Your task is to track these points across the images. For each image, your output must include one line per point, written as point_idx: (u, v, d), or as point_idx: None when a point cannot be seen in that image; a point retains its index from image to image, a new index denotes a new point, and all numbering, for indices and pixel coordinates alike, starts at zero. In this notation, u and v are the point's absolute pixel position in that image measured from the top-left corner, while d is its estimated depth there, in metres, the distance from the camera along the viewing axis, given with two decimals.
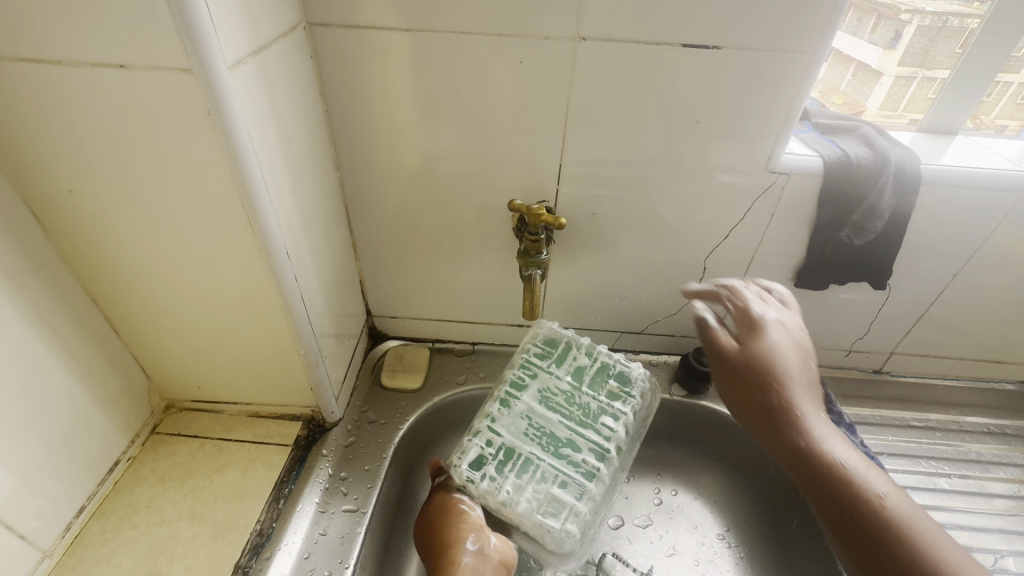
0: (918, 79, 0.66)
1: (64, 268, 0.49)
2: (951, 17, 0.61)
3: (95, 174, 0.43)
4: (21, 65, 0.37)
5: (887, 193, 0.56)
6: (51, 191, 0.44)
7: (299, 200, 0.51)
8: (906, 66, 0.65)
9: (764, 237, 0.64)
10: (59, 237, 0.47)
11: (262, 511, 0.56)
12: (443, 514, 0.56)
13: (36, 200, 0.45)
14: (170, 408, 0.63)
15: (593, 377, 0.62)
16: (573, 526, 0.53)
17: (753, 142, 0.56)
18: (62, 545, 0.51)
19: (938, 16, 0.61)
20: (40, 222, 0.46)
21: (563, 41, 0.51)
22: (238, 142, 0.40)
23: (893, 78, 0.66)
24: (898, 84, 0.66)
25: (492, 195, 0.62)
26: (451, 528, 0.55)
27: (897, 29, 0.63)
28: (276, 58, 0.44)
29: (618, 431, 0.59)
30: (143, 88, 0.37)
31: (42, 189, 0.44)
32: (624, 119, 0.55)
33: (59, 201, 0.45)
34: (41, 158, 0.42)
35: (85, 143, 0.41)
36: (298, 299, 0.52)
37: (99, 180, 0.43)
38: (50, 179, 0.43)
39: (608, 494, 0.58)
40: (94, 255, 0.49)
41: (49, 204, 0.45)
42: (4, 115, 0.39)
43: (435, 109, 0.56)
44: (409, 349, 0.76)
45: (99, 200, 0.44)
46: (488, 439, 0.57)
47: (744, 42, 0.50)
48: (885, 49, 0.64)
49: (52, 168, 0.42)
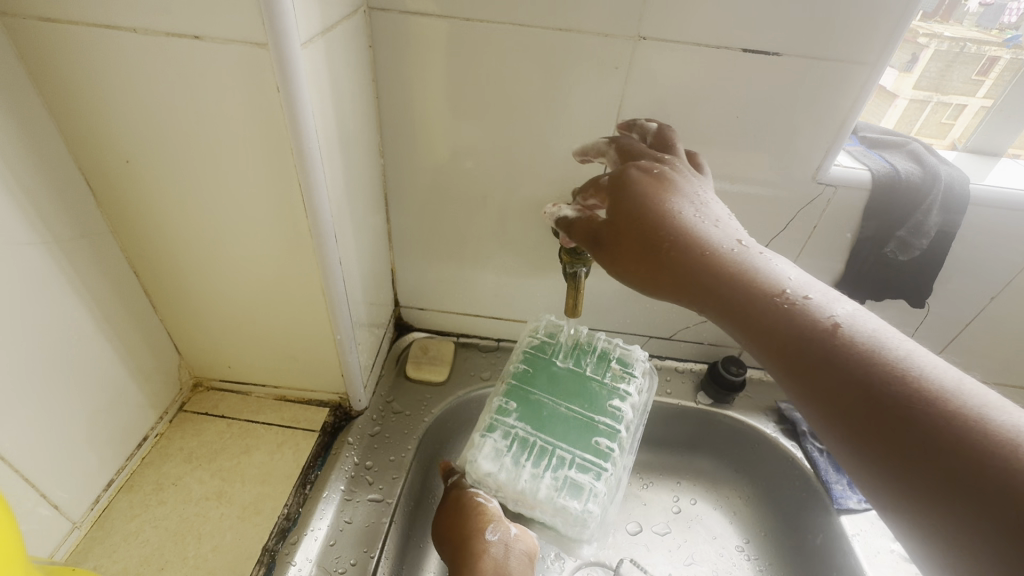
0: (932, 103, 0.67)
1: (111, 239, 0.49)
2: (969, 44, 0.62)
3: (153, 145, 0.43)
4: (95, 32, 0.37)
5: (935, 210, 0.56)
6: (107, 161, 0.44)
7: (348, 184, 0.51)
8: (921, 89, 0.66)
9: (804, 249, 0.63)
10: (108, 208, 0.47)
11: (289, 495, 0.55)
12: (459, 506, 0.55)
13: (92, 169, 0.45)
14: (197, 386, 0.63)
15: (596, 363, 0.63)
16: (595, 507, 0.52)
17: (802, 152, 0.56)
18: (91, 517, 0.50)
19: (956, 42, 0.62)
20: (92, 191, 0.46)
21: (621, 40, 0.51)
22: (302, 121, 0.40)
23: (908, 100, 0.67)
24: (913, 106, 0.67)
25: (533, 191, 0.62)
26: (469, 520, 0.54)
27: (914, 52, 0.64)
28: (338, 40, 0.44)
29: (627, 412, 0.59)
30: (214, 62, 0.37)
31: (99, 159, 0.44)
32: (675, 121, 0.55)
33: (115, 171, 0.45)
34: (102, 126, 0.42)
35: (146, 113, 0.41)
36: (339, 283, 0.52)
37: (155, 152, 0.43)
38: (108, 149, 0.43)
39: (624, 480, 0.57)
40: (140, 227, 0.48)
41: (104, 173, 0.45)
42: (72, 81, 0.39)
43: (485, 100, 0.56)
44: (434, 342, 0.76)
45: (154, 172, 0.44)
46: (502, 432, 0.57)
47: (805, 51, 0.50)
48: (901, 71, 0.65)
49: (111, 137, 0.42)
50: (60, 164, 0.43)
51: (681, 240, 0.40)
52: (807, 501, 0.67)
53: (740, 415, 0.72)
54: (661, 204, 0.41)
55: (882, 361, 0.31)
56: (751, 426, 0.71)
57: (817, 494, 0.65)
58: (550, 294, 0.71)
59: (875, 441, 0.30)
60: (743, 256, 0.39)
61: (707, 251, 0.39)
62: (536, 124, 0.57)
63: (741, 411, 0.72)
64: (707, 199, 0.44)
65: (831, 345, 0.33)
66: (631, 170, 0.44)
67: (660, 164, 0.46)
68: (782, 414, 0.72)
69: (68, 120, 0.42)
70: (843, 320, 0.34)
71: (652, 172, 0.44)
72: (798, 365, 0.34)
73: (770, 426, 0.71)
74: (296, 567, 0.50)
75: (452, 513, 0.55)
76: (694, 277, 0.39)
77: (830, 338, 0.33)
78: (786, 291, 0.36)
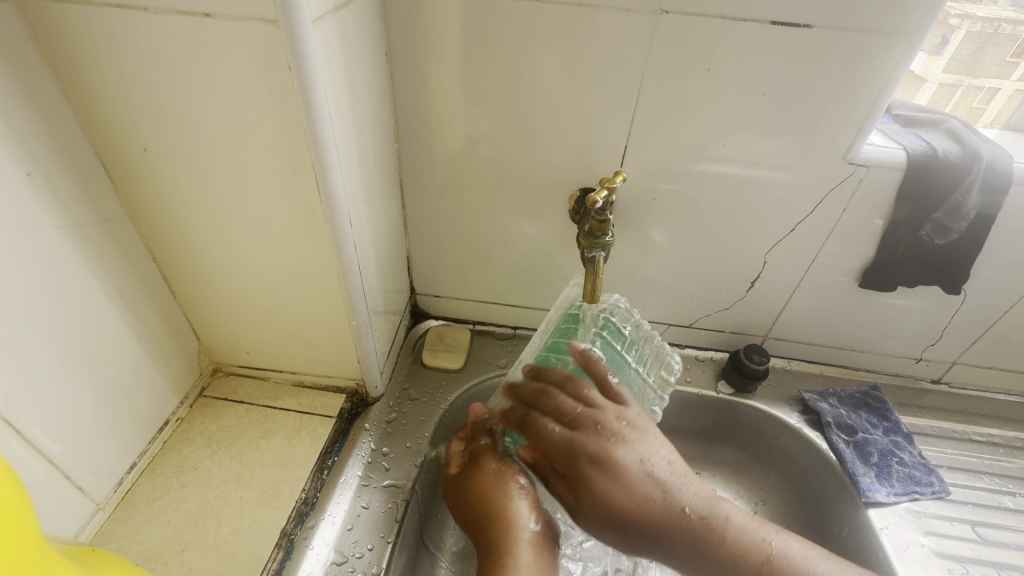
0: (963, 87, 0.63)
1: (131, 227, 0.49)
2: (1003, 24, 0.60)
3: (168, 131, 0.42)
4: (110, 12, 0.37)
5: (974, 191, 0.54)
6: (124, 146, 0.44)
7: (362, 168, 0.50)
8: (951, 73, 0.62)
9: (832, 234, 0.61)
10: (126, 193, 0.47)
11: (306, 480, 0.55)
12: (499, 484, 0.53)
13: (109, 155, 0.45)
14: (216, 372, 0.64)
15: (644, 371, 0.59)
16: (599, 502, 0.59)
17: (832, 131, 0.53)
18: (115, 499, 0.51)
19: (988, 23, 0.60)
20: (111, 178, 0.46)
21: (644, 14, 0.49)
22: (315, 101, 0.39)
23: (936, 85, 0.64)
24: (943, 90, 0.64)
25: (549, 174, 0.60)
26: (506, 501, 0.52)
27: (945, 34, 0.60)
28: (351, 18, 0.43)
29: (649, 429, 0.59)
30: (224, 39, 0.37)
31: (116, 145, 0.44)
32: (698, 100, 0.53)
33: (133, 158, 0.45)
34: (120, 114, 0.42)
35: (161, 99, 0.41)
36: (355, 267, 0.51)
37: (171, 137, 0.43)
38: (125, 135, 0.43)
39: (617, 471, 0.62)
40: (158, 214, 0.49)
41: (121, 159, 0.45)
42: (88, 65, 0.40)
43: (500, 80, 0.54)
44: (450, 329, 0.75)
45: (172, 160, 0.44)
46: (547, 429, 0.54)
47: (836, 22, 0.47)
48: (930, 54, 0.61)
49: (129, 123, 0.43)
50: (76, 148, 0.43)
51: (608, 520, 0.51)
52: (832, 493, 0.65)
53: (763, 405, 0.70)
54: (584, 452, 0.51)
55: (681, 527, 0.49)
56: (772, 415, 0.69)
57: (843, 484, 0.64)
58: (566, 281, 0.70)
59: (695, 559, 0.49)
60: (640, 509, 0.50)
61: (638, 501, 0.50)
62: (553, 104, 0.55)
63: (764, 400, 0.71)
64: (652, 456, 0.52)
65: (670, 528, 0.50)
66: (583, 464, 0.51)
67: (597, 421, 0.52)
68: (805, 404, 0.70)
69: (84, 105, 0.42)
70: (693, 505, 0.50)
71: (594, 421, 0.52)
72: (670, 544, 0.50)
73: (795, 417, 0.69)
74: (315, 551, 0.50)
75: (491, 488, 0.53)
76: (609, 518, 0.50)
77: (683, 527, 0.49)
78: (666, 506, 0.50)
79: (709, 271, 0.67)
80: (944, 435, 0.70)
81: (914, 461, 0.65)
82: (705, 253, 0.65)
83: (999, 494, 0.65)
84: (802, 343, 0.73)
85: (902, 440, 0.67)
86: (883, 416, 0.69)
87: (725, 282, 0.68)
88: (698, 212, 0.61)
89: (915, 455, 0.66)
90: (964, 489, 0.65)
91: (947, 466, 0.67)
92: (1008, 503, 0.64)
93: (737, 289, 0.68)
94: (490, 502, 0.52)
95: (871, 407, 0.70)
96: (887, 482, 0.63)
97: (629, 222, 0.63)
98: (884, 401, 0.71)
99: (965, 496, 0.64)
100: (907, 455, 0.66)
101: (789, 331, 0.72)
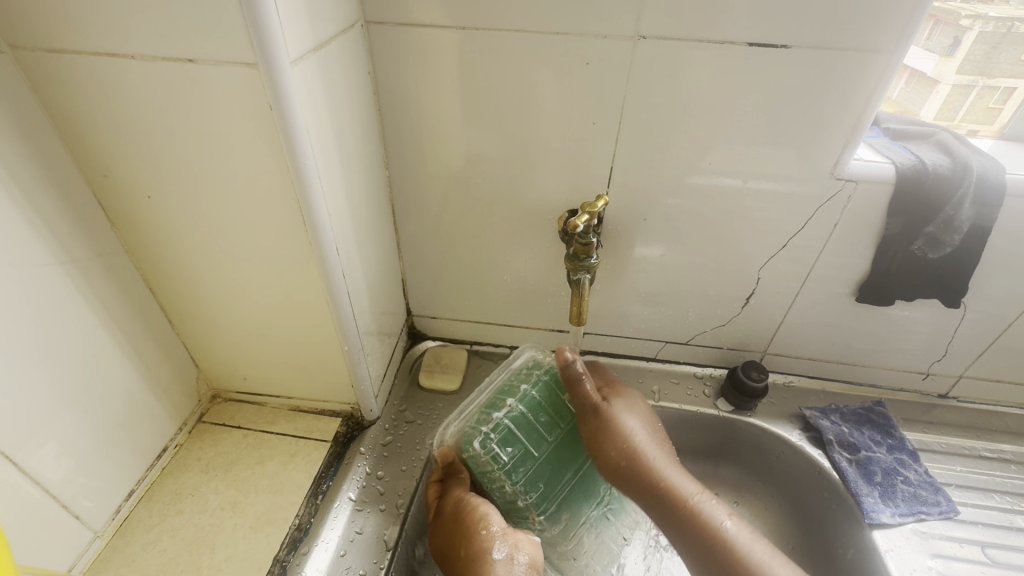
0: (978, 87, 0.62)
1: (135, 270, 0.52)
2: (1018, 23, 0.58)
3: (167, 176, 0.44)
4: (100, 60, 0.38)
5: (966, 203, 0.53)
6: (131, 196, 0.46)
7: (350, 197, 0.51)
8: (965, 74, 0.61)
9: (824, 250, 0.60)
10: (130, 235, 0.49)
11: (301, 505, 0.56)
12: (457, 515, 0.54)
13: (116, 204, 0.47)
14: (216, 398, 0.65)
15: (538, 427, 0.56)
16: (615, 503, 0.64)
17: (818, 145, 0.53)
18: (112, 526, 0.52)
19: (1002, 22, 0.58)
20: (117, 225, 0.49)
21: (623, 40, 0.49)
22: (297, 136, 0.40)
23: (951, 86, 0.63)
24: (957, 91, 0.63)
25: (538, 196, 0.61)
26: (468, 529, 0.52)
27: (955, 35, 0.60)
28: (333, 55, 0.45)
29: None
30: (210, 83, 0.38)
31: (123, 195, 0.46)
32: (680, 120, 0.53)
33: (138, 206, 0.47)
34: (127, 167, 0.44)
35: (160, 148, 0.43)
36: (344, 294, 0.52)
37: (172, 183, 0.45)
38: (132, 186, 0.46)
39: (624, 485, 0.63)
40: (159, 253, 0.51)
41: (120, 200, 0.47)
42: (89, 117, 0.42)
43: (481, 107, 0.55)
44: (446, 350, 0.76)
45: (173, 206, 0.46)
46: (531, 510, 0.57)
47: (813, 42, 0.48)
48: (941, 56, 0.61)
49: (135, 174, 0.45)
50: (75, 188, 0.45)
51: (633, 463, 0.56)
52: (836, 513, 0.63)
53: (762, 422, 0.69)
54: (623, 409, 0.58)
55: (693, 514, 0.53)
56: (775, 433, 0.68)
57: (847, 504, 0.62)
58: (559, 300, 0.70)
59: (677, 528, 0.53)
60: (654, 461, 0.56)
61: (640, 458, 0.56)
62: (539, 127, 0.56)
63: (765, 417, 0.70)
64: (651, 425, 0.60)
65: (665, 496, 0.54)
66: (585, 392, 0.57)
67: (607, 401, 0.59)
68: (807, 421, 0.69)
69: (85, 152, 0.44)
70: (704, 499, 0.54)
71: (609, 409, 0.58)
72: (666, 509, 0.54)
73: (796, 434, 0.68)
74: None
75: (460, 514, 0.54)
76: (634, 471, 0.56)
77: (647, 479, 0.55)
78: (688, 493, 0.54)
79: (703, 288, 0.66)
80: (952, 452, 0.68)
81: (919, 480, 0.63)
82: (698, 270, 0.65)
83: (1011, 513, 0.63)
84: (802, 358, 0.72)
85: (908, 457, 0.65)
86: (888, 432, 0.67)
87: (720, 298, 0.67)
88: (688, 230, 0.61)
89: (921, 473, 0.64)
90: (973, 509, 0.63)
91: (956, 484, 0.65)
92: (1020, 524, 0.62)
93: (733, 306, 0.68)
94: (467, 505, 0.54)
95: (875, 424, 0.68)
96: (891, 502, 0.61)
97: (619, 241, 0.64)
98: (889, 417, 0.69)
99: (975, 516, 0.62)
100: (913, 474, 0.64)
101: (788, 347, 0.71)
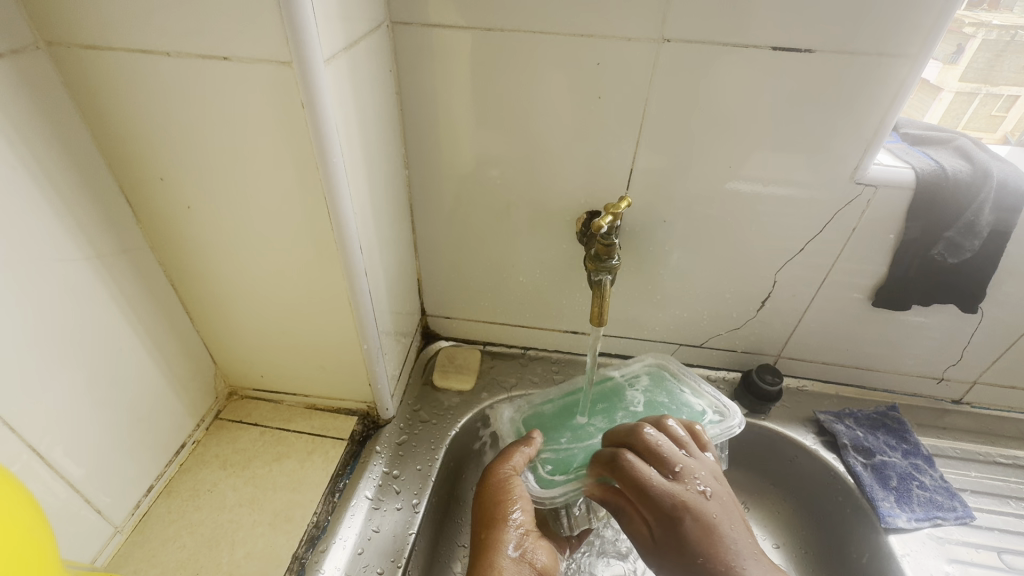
0: (981, 95, 0.63)
1: (165, 276, 0.53)
2: (1020, 32, 0.59)
3: (208, 190, 0.46)
4: (135, 58, 0.39)
5: (987, 209, 0.53)
6: (171, 210, 0.48)
7: (373, 196, 0.52)
8: (968, 81, 0.61)
9: (843, 253, 0.60)
10: (166, 244, 0.51)
11: (318, 503, 0.56)
12: (491, 497, 0.54)
13: (156, 218, 0.49)
14: (232, 395, 0.65)
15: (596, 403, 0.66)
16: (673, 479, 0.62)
17: (840, 150, 0.53)
18: (132, 522, 0.52)
19: (1005, 31, 0.59)
20: (154, 237, 0.50)
21: (646, 42, 0.50)
22: (327, 134, 0.40)
23: (954, 93, 0.63)
24: (960, 99, 0.63)
25: (557, 197, 0.61)
26: (495, 513, 0.52)
27: (959, 43, 0.59)
28: (361, 54, 0.45)
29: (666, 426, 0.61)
30: (244, 81, 0.38)
31: (164, 209, 0.48)
32: (702, 123, 0.54)
33: (179, 220, 0.48)
34: (169, 182, 0.46)
35: (199, 159, 0.44)
36: (365, 292, 0.52)
37: (208, 192, 0.46)
38: (171, 198, 0.47)
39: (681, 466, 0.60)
40: (193, 262, 0.52)
41: (156, 207, 0.48)
42: (126, 122, 0.42)
43: (503, 108, 0.56)
44: (460, 350, 0.76)
45: (211, 218, 0.48)
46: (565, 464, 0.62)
47: (837, 47, 0.48)
48: (946, 64, 0.60)
49: (176, 188, 0.46)
50: (103, 185, 0.45)
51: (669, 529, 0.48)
52: (850, 517, 0.63)
53: (775, 425, 0.69)
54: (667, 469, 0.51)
55: None
56: (789, 436, 0.68)
57: (862, 508, 0.62)
58: (575, 301, 0.70)
59: None
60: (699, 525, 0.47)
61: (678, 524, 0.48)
62: (560, 129, 0.56)
63: (780, 421, 0.70)
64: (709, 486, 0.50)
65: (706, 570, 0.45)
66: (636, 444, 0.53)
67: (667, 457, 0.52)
68: (821, 425, 0.68)
69: (116, 151, 0.44)
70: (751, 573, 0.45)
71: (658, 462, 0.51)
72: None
73: (810, 438, 0.68)
74: None
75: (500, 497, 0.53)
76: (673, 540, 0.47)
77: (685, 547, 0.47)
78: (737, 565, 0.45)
79: (719, 291, 0.67)
80: (967, 458, 0.68)
81: (935, 485, 0.63)
82: (714, 273, 0.65)
83: None
84: (815, 362, 0.72)
85: (924, 462, 0.65)
86: (903, 437, 0.67)
87: (736, 301, 0.67)
88: (706, 233, 0.61)
89: (937, 478, 0.64)
90: (989, 515, 0.63)
91: (971, 490, 0.65)
92: None
93: (748, 309, 0.68)
94: (502, 494, 0.54)
95: (890, 429, 0.68)
96: (908, 507, 0.61)
97: (636, 243, 0.64)
98: (903, 421, 0.69)
99: (991, 522, 0.62)
100: (928, 478, 0.64)
101: (802, 350, 0.71)
